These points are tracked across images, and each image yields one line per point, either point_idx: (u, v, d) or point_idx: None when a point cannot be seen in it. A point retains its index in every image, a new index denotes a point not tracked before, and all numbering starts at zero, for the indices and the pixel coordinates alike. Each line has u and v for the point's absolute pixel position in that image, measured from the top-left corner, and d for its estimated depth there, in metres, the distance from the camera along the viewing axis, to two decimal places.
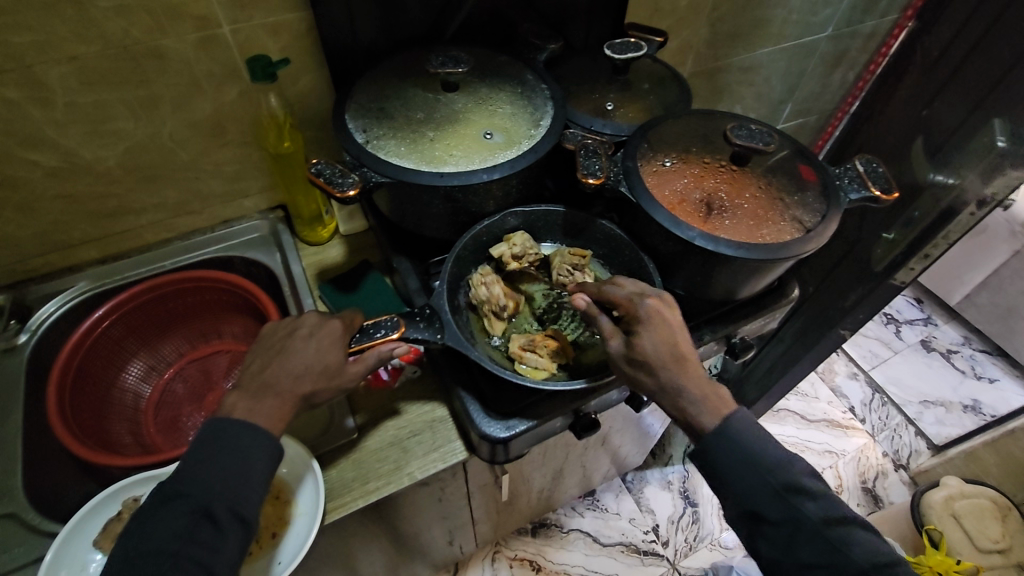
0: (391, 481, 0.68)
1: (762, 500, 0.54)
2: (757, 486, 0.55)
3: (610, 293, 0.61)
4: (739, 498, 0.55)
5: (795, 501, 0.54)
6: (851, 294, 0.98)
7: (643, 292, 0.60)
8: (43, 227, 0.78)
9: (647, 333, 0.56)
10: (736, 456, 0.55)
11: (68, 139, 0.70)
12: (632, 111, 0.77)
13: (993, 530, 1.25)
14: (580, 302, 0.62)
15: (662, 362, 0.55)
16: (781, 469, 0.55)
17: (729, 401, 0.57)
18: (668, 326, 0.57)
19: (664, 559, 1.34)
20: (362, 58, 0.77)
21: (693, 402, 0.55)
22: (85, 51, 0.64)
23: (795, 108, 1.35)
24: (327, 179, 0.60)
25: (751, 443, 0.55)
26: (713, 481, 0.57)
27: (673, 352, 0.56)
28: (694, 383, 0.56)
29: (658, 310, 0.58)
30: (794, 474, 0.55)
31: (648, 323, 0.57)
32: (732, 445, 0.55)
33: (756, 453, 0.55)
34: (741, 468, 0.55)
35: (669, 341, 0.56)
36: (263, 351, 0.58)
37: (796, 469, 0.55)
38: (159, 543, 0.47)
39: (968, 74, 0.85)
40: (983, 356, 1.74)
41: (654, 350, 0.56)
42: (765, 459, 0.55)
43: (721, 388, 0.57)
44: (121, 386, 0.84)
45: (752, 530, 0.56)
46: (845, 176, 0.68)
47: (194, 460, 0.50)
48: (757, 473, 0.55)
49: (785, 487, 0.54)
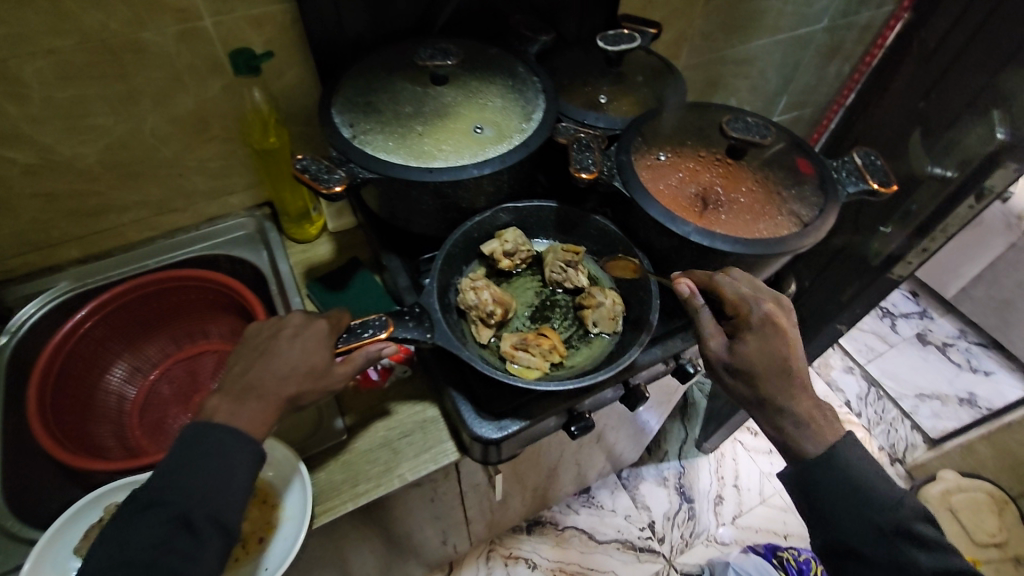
0: (381, 484, 0.67)
1: (869, 540, 0.53)
2: (866, 525, 0.54)
3: (721, 287, 0.59)
4: (837, 532, 0.55)
5: (904, 546, 0.53)
6: (848, 289, 0.97)
7: (759, 294, 0.58)
8: (22, 226, 0.76)
9: (756, 339, 0.56)
10: (843, 491, 0.54)
11: (45, 135, 0.68)
12: (626, 104, 0.76)
13: (990, 524, 1.32)
14: (682, 287, 0.60)
15: (767, 372, 0.56)
16: (892, 511, 0.54)
17: (835, 427, 0.56)
18: (781, 336, 0.56)
19: (660, 556, 1.33)
20: (349, 50, 0.75)
21: (797, 424, 0.55)
22: (61, 45, 0.62)
23: (791, 100, 1.34)
24: (313, 175, 0.58)
25: (860, 478, 0.55)
26: (811, 510, 0.56)
27: (782, 362, 0.56)
28: (801, 402, 0.55)
29: (772, 318, 0.57)
30: (908, 518, 0.53)
31: (759, 330, 0.57)
32: (839, 477, 0.55)
33: (866, 490, 0.54)
34: (823, 494, 0.55)
35: (777, 350, 0.56)
36: (246, 353, 0.56)
37: (910, 514, 0.54)
38: (133, 553, 0.45)
39: (966, 64, 0.83)
40: (979, 349, 1.74)
41: (758, 357, 0.56)
42: (872, 497, 0.54)
43: (829, 411, 0.57)
44: (105, 388, 0.82)
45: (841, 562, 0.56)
46: (843, 169, 0.66)
47: (174, 465, 0.49)
48: (865, 512, 0.54)
49: (896, 531, 0.53)
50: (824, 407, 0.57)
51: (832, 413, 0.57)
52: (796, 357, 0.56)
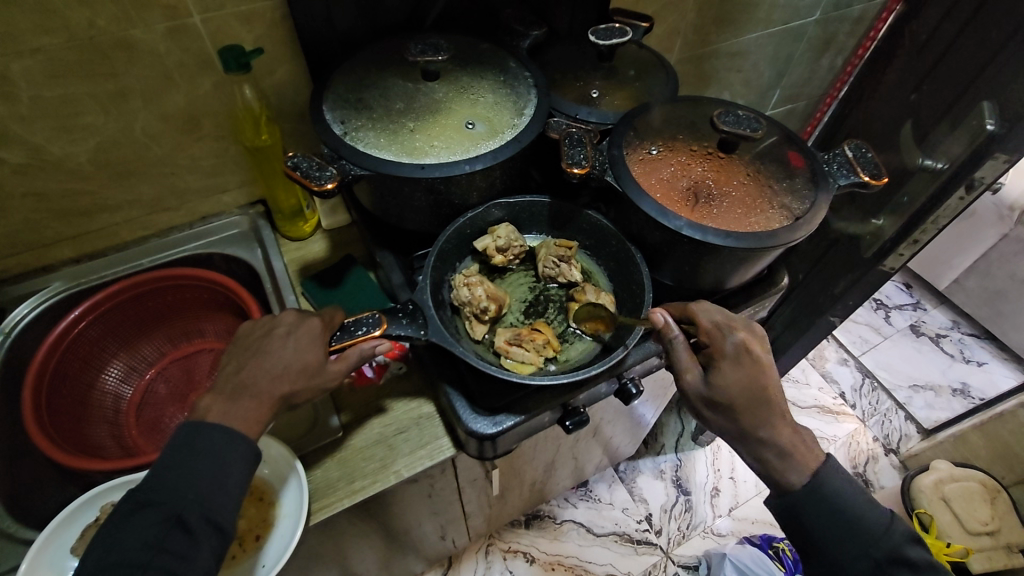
0: (378, 480, 0.67)
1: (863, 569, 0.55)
2: (859, 555, 0.55)
3: (695, 317, 0.60)
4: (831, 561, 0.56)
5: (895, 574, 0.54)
6: (840, 281, 0.98)
7: (732, 322, 0.59)
8: (12, 226, 0.75)
9: (731, 369, 0.57)
10: (834, 521, 0.56)
11: (34, 134, 0.68)
12: (619, 98, 0.76)
13: (982, 513, 1.30)
14: (658, 316, 0.60)
15: (744, 401, 0.56)
16: (882, 539, 0.55)
17: (818, 453, 0.58)
18: (756, 364, 0.57)
19: (657, 548, 1.34)
20: (339, 47, 0.74)
21: (779, 453, 0.56)
22: (49, 43, 0.61)
23: (784, 93, 1.34)
24: (304, 172, 0.58)
25: (848, 507, 0.56)
26: (801, 536, 0.57)
27: (758, 393, 0.57)
28: (780, 431, 0.57)
29: (746, 347, 0.58)
30: (897, 545, 0.55)
31: (733, 360, 0.57)
32: (827, 507, 0.56)
33: (855, 518, 0.56)
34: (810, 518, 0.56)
35: (752, 379, 0.57)
36: (239, 352, 0.56)
37: (899, 538, 0.55)
38: (127, 554, 0.45)
39: (956, 56, 0.84)
40: (972, 339, 1.76)
41: (735, 387, 0.56)
42: (863, 526, 0.55)
43: (808, 437, 0.58)
44: (101, 388, 0.82)
45: None
46: (834, 162, 0.67)
47: (168, 465, 0.49)
48: (858, 541, 0.55)
49: (888, 558, 0.55)
50: (804, 435, 0.58)
51: (812, 439, 0.59)
52: (771, 384, 0.57)
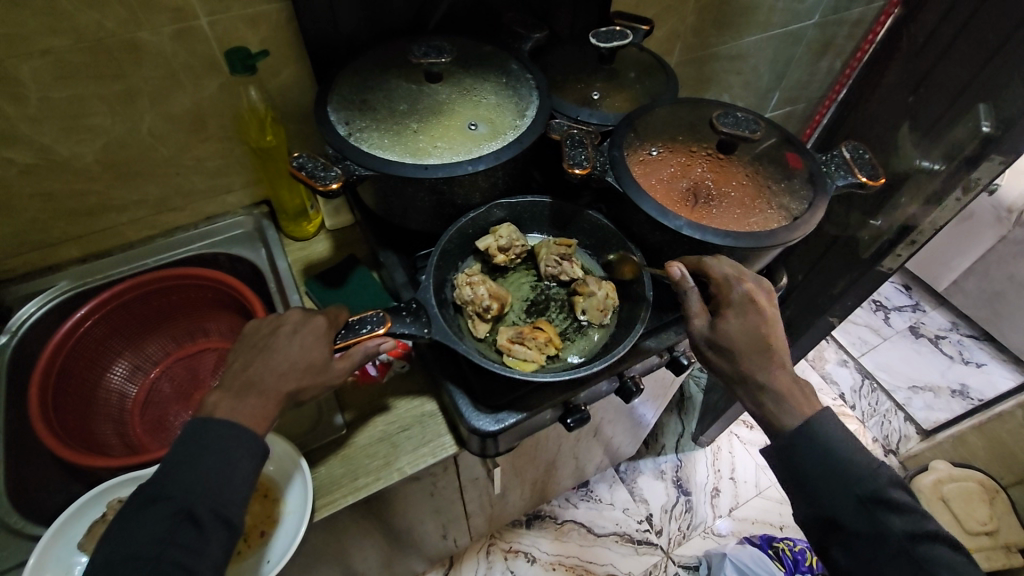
0: (380, 478, 0.68)
1: (845, 509, 0.54)
2: (841, 496, 0.54)
3: (707, 268, 0.61)
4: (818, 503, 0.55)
5: (879, 513, 0.53)
6: (840, 281, 0.98)
7: (742, 274, 0.60)
8: (20, 226, 0.76)
9: (736, 317, 0.58)
10: (817, 459, 0.55)
11: (43, 135, 0.69)
12: (620, 100, 0.77)
13: (982, 513, 1.31)
14: (674, 269, 0.61)
15: (746, 348, 0.57)
16: (866, 479, 0.54)
17: (815, 402, 0.57)
18: (761, 314, 0.58)
19: (658, 548, 1.35)
20: (343, 49, 0.75)
21: (776, 398, 0.56)
22: (58, 45, 0.62)
23: (784, 95, 1.35)
24: (309, 173, 0.58)
25: (835, 449, 0.55)
26: (791, 480, 0.57)
27: (761, 341, 0.57)
28: (780, 377, 0.56)
29: (752, 297, 0.58)
30: (881, 485, 0.53)
31: (739, 308, 0.58)
32: (811, 449, 0.55)
33: (840, 459, 0.55)
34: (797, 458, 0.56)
35: (757, 328, 0.57)
36: (246, 350, 0.57)
37: (884, 481, 0.54)
38: (137, 547, 0.46)
39: (952, 59, 0.85)
40: (971, 341, 1.76)
41: (737, 333, 0.57)
42: (846, 467, 0.54)
43: (808, 386, 0.57)
44: (106, 386, 0.83)
45: (826, 534, 0.56)
46: (832, 163, 0.68)
47: (177, 460, 0.50)
48: (840, 482, 0.54)
49: (871, 497, 0.53)
50: (804, 382, 0.57)
51: (811, 389, 0.58)
52: (776, 334, 0.57)
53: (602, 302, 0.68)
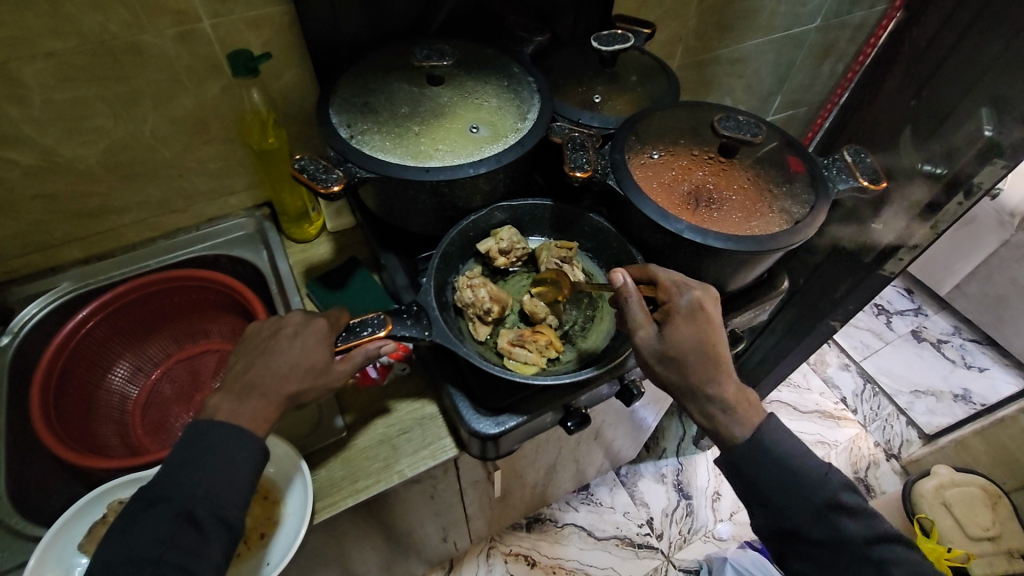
0: (381, 480, 0.68)
1: (803, 518, 0.54)
2: (799, 504, 0.54)
3: (653, 276, 0.61)
4: (776, 515, 0.55)
5: (836, 520, 0.53)
6: (841, 285, 0.98)
7: (688, 282, 0.60)
8: (22, 227, 0.76)
9: (685, 325, 0.57)
10: (771, 470, 0.55)
11: (45, 137, 0.69)
12: (621, 103, 0.77)
13: (984, 518, 1.30)
14: (618, 276, 0.58)
15: (695, 357, 0.56)
16: (819, 485, 0.54)
17: (761, 411, 0.57)
18: (708, 322, 0.58)
19: (658, 552, 1.34)
20: (345, 51, 0.76)
21: (725, 409, 0.56)
22: (62, 47, 0.62)
23: (785, 99, 1.35)
24: (311, 175, 0.59)
25: (789, 458, 0.55)
26: (748, 492, 0.56)
27: (710, 348, 0.56)
28: (728, 388, 0.56)
29: (699, 304, 0.58)
30: (836, 491, 0.54)
31: (688, 315, 0.57)
32: (767, 459, 0.55)
33: (795, 467, 0.55)
34: (754, 471, 0.55)
35: (705, 337, 0.57)
36: (247, 351, 0.57)
37: (836, 485, 0.55)
38: (137, 548, 0.46)
39: (954, 63, 0.85)
40: (973, 345, 1.76)
41: (688, 342, 0.56)
42: (802, 474, 0.55)
43: (753, 397, 0.58)
44: (107, 387, 0.83)
45: (786, 545, 0.56)
46: (833, 167, 0.67)
47: (177, 462, 0.50)
48: (796, 491, 0.54)
49: (828, 505, 0.54)
50: (749, 392, 0.58)
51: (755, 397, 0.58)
52: (722, 341, 0.57)
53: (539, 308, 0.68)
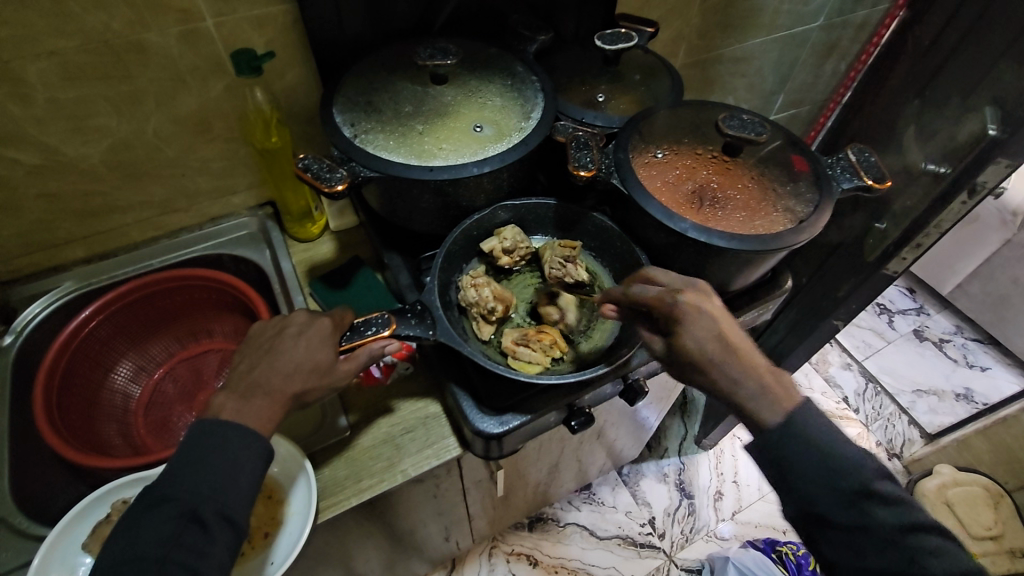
0: (385, 479, 0.68)
1: (831, 503, 0.52)
2: (827, 489, 0.52)
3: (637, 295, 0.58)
4: (804, 500, 0.53)
5: (866, 506, 0.51)
6: (844, 285, 0.98)
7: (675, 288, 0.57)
8: (25, 226, 0.76)
9: (688, 334, 0.55)
10: (799, 453, 0.53)
11: (49, 136, 0.69)
12: (625, 102, 0.77)
13: (985, 517, 1.33)
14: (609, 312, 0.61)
15: (710, 358, 0.54)
16: (851, 471, 0.52)
17: (795, 390, 0.55)
18: (709, 319, 0.55)
19: (660, 551, 1.34)
20: (348, 50, 0.75)
21: (759, 392, 0.54)
22: (65, 46, 0.62)
23: (787, 99, 1.35)
24: (315, 174, 0.59)
25: (818, 442, 0.53)
26: (776, 476, 0.55)
27: (719, 342, 0.54)
28: (753, 375, 0.55)
29: (693, 306, 0.55)
30: (867, 477, 0.51)
31: (686, 324, 0.55)
32: (796, 442, 0.53)
33: (825, 452, 0.52)
34: (783, 453, 0.53)
35: (713, 335, 0.54)
36: (251, 351, 0.57)
37: (870, 472, 0.52)
38: (143, 547, 0.46)
39: (957, 63, 0.84)
40: (975, 344, 1.76)
41: (697, 349, 0.54)
42: (829, 458, 0.52)
43: (782, 374, 0.56)
44: (110, 387, 0.83)
45: (815, 532, 0.54)
46: (837, 166, 0.67)
47: (182, 462, 0.50)
48: (825, 476, 0.52)
49: (857, 491, 0.51)
50: (777, 371, 0.56)
51: (785, 377, 0.56)
52: (730, 333, 0.55)
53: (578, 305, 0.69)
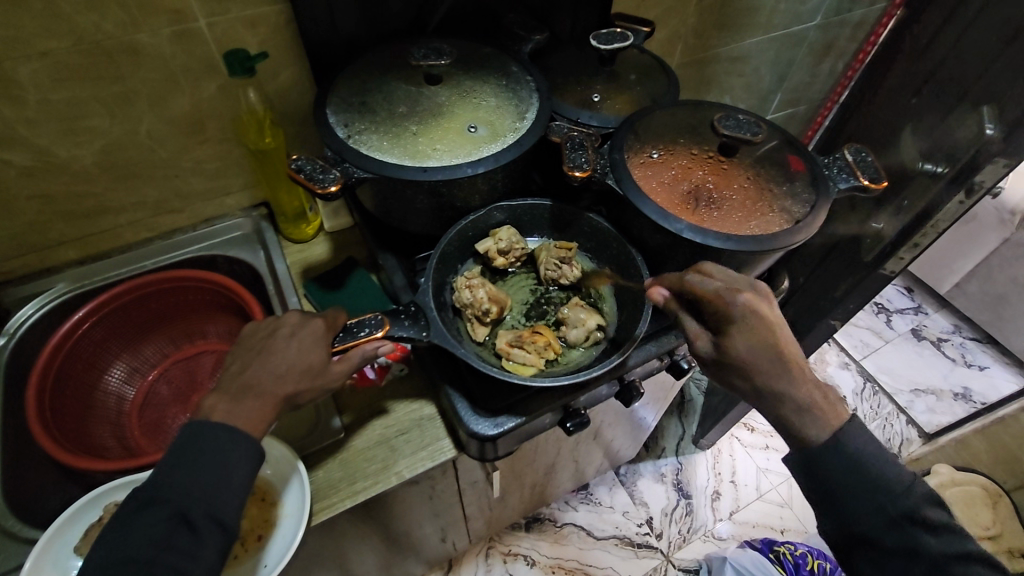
0: (379, 481, 0.67)
1: (878, 525, 0.54)
2: (874, 511, 0.54)
3: (694, 287, 0.57)
4: (849, 521, 0.55)
5: (913, 531, 0.53)
6: (841, 285, 0.98)
7: (735, 287, 0.56)
8: (17, 227, 0.76)
9: (740, 336, 0.54)
10: (848, 476, 0.54)
11: (41, 137, 0.68)
12: (620, 102, 0.76)
13: (984, 517, 1.31)
14: (657, 296, 0.59)
15: (759, 364, 0.54)
16: (900, 496, 0.54)
17: (841, 410, 0.56)
18: (764, 324, 0.54)
19: (658, 551, 1.34)
20: (342, 51, 0.75)
21: (798, 409, 0.54)
22: (56, 46, 0.62)
23: (785, 98, 1.35)
24: (308, 175, 0.58)
25: (867, 465, 0.54)
26: (820, 495, 0.56)
27: (772, 350, 0.54)
28: (801, 387, 0.54)
29: (752, 309, 0.55)
30: (916, 503, 0.53)
31: (741, 325, 0.54)
32: (845, 465, 0.54)
33: (875, 476, 0.54)
34: (830, 475, 0.55)
35: (766, 341, 0.54)
36: (243, 352, 0.57)
37: (919, 499, 0.54)
38: (133, 550, 0.46)
39: (954, 63, 0.84)
40: (973, 344, 1.76)
41: (747, 352, 0.54)
42: (879, 481, 0.54)
43: (830, 394, 0.56)
44: (103, 389, 0.83)
45: (857, 551, 0.56)
46: (834, 166, 0.67)
47: (172, 464, 0.49)
48: (873, 499, 0.54)
49: (906, 516, 0.53)
50: (827, 391, 0.56)
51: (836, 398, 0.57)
52: (786, 342, 0.54)
53: (590, 326, 0.67)
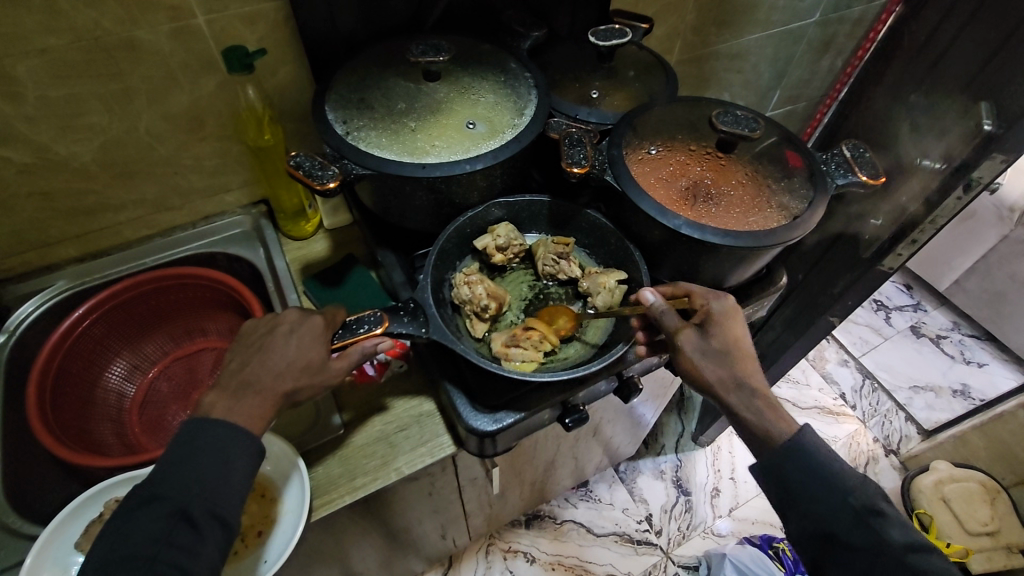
0: (379, 477, 0.68)
1: (840, 521, 0.55)
2: (835, 505, 0.55)
3: (684, 288, 0.64)
4: (812, 518, 0.56)
5: (872, 523, 0.54)
6: (839, 282, 0.98)
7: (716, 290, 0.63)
8: (17, 225, 0.76)
9: (724, 325, 0.60)
10: (807, 472, 0.56)
11: (40, 134, 0.68)
12: (619, 98, 0.76)
13: (982, 514, 1.32)
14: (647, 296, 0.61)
15: (736, 352, 0.59)
16: (856, 489, 0.55)
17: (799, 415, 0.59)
18: (742, 323, 0.61)
19: (657, 548, 1.34)
20: (340, 47, 0.75)
21: (768, 402, 0.58)
22: (55, 43, 0.62)
23: (784, 95, 1.35)
24: (307, 171, 0.58)
25: (821, 461, 0.57)
26: (782, 494, 0.58)
27: (746, 345, 0.60)
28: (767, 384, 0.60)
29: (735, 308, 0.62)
30: (871, 496, 0.55)
31: (726, 316, 0.61)
32: (802, 461, 0.56)
33: (829, 471, 0.56)
34: (788, 471, 0.57)
35: (741, 336, 0.61)
36: (242, 349, 0.57)
37: (873, 491, 0.56)
38: (132, 546, 0.46)
39: (953, 59, 0.84)
40: (972, 340, 1.76)
41: (728, 340, 0.60)
42: (834, 475, 0.56)
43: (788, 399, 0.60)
44: (104, 386, 0.83)
45: (824, 552, 0.56)
46: (832, 161, 0.67)
47: (173, 460, 0.50)
48: (831, 492, 0.55)
49: (863, 509, 0.54)
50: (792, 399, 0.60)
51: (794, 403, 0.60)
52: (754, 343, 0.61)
53: (611, 287, 0.67)
